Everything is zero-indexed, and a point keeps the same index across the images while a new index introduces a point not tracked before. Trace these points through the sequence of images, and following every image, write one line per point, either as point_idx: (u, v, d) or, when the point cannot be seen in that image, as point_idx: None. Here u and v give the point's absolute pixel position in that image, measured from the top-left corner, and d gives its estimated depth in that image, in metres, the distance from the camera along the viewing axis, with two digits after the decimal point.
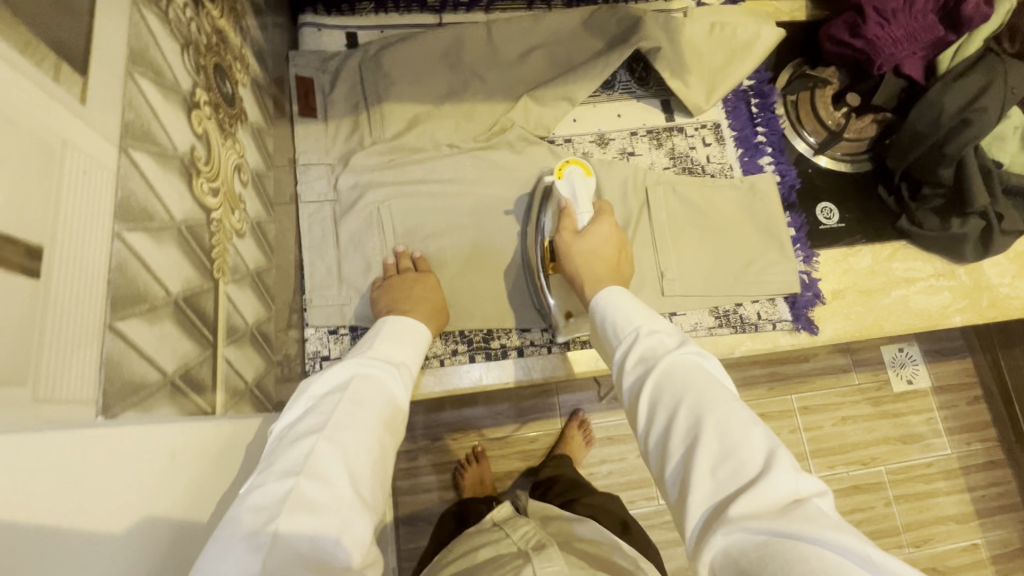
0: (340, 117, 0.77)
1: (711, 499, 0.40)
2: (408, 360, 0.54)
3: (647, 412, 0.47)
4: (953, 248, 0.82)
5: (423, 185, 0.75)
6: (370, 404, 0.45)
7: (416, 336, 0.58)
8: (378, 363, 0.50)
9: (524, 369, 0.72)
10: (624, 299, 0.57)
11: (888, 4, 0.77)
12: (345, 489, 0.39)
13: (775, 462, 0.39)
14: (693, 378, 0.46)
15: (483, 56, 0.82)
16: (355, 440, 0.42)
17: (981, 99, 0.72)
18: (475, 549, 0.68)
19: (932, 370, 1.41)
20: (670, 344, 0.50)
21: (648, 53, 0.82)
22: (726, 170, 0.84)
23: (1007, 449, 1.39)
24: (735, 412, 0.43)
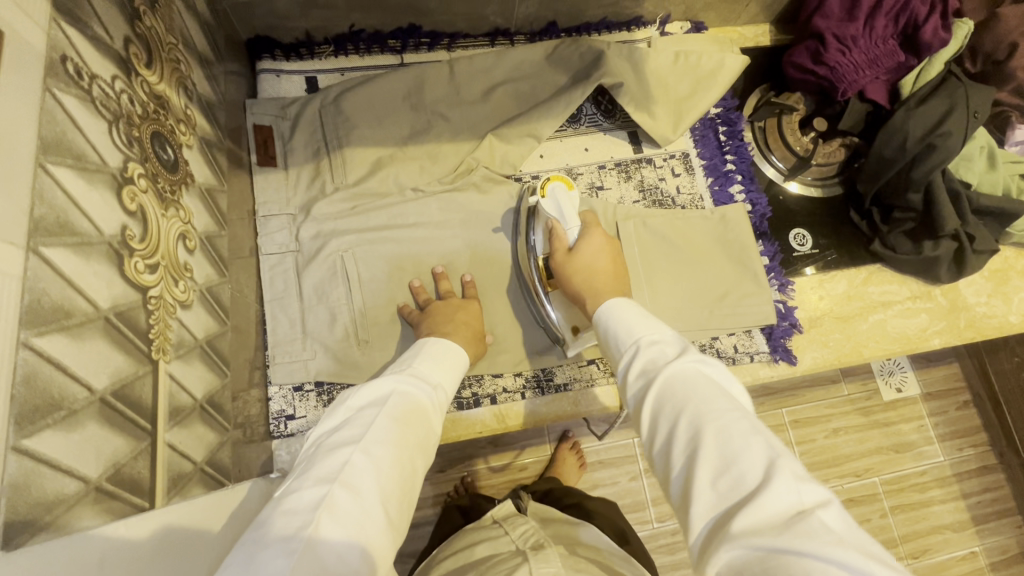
0: (300, 164, 0.75)
1: (713, 512, 0.36)
2: (444, 383, 0.54)
3: (648, 420, 0.44)
4: (927, 270, 0.81)
5: (387, 231, 0.74)
6: (401, 422, 0.45)
7: (453, 356, 0.57)
8: (418, 381, 0.50)
9: (498, 416, 0.70)
10: (628, 312, 0.54)
11: (848, 31, 0.77)
12: (373, 504, 0.39)
13: (776, 471, 0.35)
14: (693, 385, 0.43)
15: (446, 95, 0.81)
16: (389, 457, 0.42)
17: (945, 124, 0.72)
18: (473, 546, 0.67)
19: (920, 378, 1.41)
20: (671, 354, 0.47)
21: (612, 87, 0.82)
22: (697, 201, 0.83)
23: (999, 453, 1.38)
24: (734, 418, 0.39)
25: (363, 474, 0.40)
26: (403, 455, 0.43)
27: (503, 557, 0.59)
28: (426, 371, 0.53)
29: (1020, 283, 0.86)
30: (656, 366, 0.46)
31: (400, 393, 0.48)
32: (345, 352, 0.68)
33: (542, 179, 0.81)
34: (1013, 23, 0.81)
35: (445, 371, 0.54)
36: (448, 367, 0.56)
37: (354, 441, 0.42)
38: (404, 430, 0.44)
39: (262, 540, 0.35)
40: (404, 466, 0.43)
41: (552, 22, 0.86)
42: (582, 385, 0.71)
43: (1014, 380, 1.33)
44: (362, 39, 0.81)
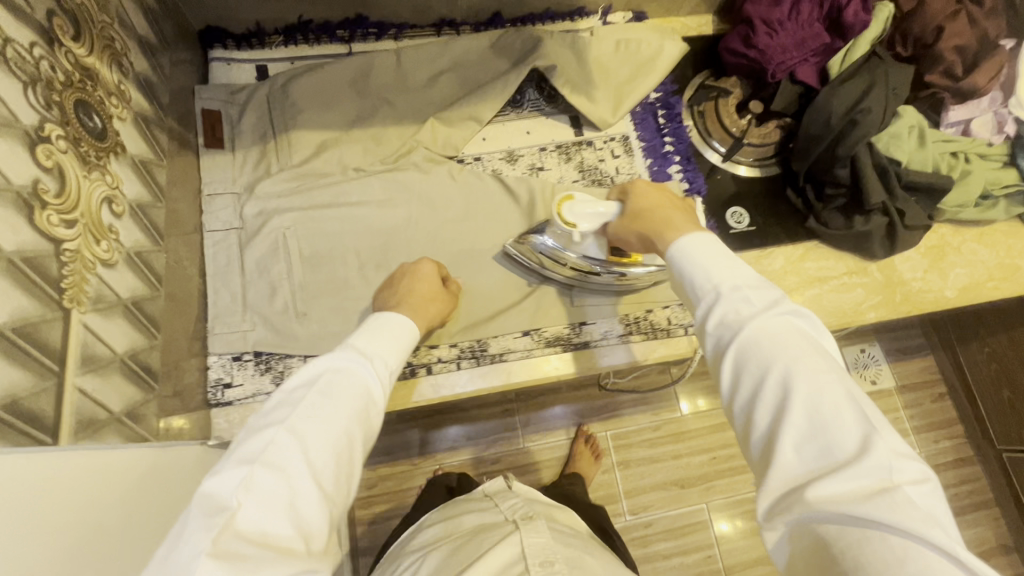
0: (247, 146, 0.78)
1: (794, 474, 0.38)
2: (390, 352, 0.55)
3: (729, 374, 0.45)
4: (860, 245, 0.83)
5: (328, 209, 0.76)
6: (337, 404, 0.47)
7: (399, 330, 0.57)
8: (356, 355, 0.52)
9: (432, 386, 0.71)
10: (705, 249, 0.51)
11: (774, 15, 0.81)
12: (297, 483, 0.41)
13: (873, 447, 0.37)
14: (782, 342, 0.43)
15: (393, 82, 0.85)
16: (314, 433, 0.44)
17: (864, 101, 0.75)
18: (455, 514, 0.70)
19: (895, 369, 1.50)
20: (756, 305, 0.46)
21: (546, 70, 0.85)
22: (636, 181, 0.85)
23: (975, 445, 1.45)
24: (831, 386, 0.40)
25: (285, 455, 0.42)
26: (333, 428, 0.45)
27: (491, 522, 0.63)
28: (366, 344, 0.54)
29: (956, 260, 0.88)
30: (740, 321, 0.45)
31: (339, 373, 0.50)
32: (283, 324, 0.71)
33: (483, 161, 0.83)
34: (937, 7, 0.86)
35: (389, 346, 0.55)
36: (396, 339, 0.56)
37: (280, 424, 0.44)
38: (337, 411, 0.47)
39: (186, 522, 0.38)
40: (337, 441, 0.45)
41: (496, 12, 0.89)
42: (518, 356, 0.73)
43: (986, 371, 1.39)
44: (311, 30, 0.85)
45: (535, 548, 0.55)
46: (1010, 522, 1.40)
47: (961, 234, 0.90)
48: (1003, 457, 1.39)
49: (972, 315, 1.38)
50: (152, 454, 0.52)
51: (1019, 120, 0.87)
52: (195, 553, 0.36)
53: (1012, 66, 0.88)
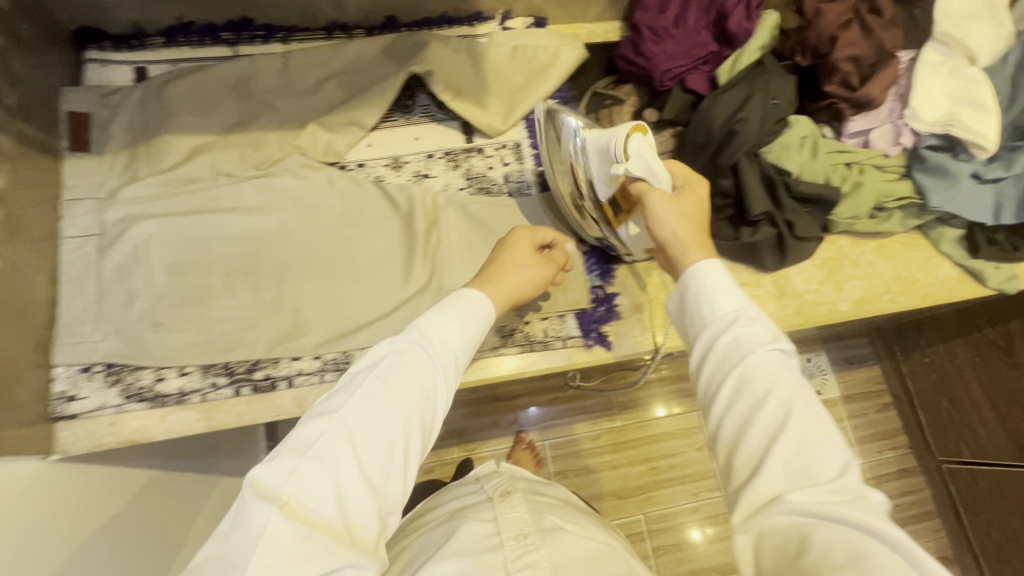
0: (116, 150, 0.76)
1: (779, 488, 0.42)
2: (460, 336, 0.49)
3: (726, 398, 0.47)
4: (750, 257, 0.82)
5: (196, 215, 0.74)
6: (403, 394, 0.44)
7: (474, 310, 0.51)
8: (425, 342, 0.47)
9: (293, 398, 0.70)
10: (719, 273, 0.51)
11: (659, 23, 0.80)
12: (348, 474, 0.40)
13: (849, 471, 0.42)
14: (781, 372, 0.46)
15: (278, 86, 0.83)
16: (367, 429, 0.42)
17: (742, 110, 0.75)
18: (445, 500, 0.81)
19: (839, 379, 1.51)
20: (764, 335, 0.48)
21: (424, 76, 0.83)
22: (524, 188, 0.83)
23: (918, 455, 1.44)
24: (820, 415, 0.45)
25: (338, 443, 0.40)
26: (394, 425, 0.43)
27: (475, 502, 0.75)
28: (437, 324, 0.49)
29: (853, 272, 0.87)
30: (748, 347, 0.47)
31: (406, 356, 0.46)
32: (136, 334, 0.68)
33: (366, 168, 0.82)
34: (830, 17, 0.85)
35: (462, 325, 0.50)
36: (475, 321, 0.51)
37: (336, 410, 0.42)
38: (402, 401, 0.44)
39: (243, 501, 0.38)
40: (394, 437, 0.42)
41: (390, 16, 0.88)
42: None
43: (925, 381, 1.39)
44: (193, 32, 0.83)
45: (511, 524, 0.66)
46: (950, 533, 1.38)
47: (859, 246, 0.89)
48: (942, 467, 1.38)
49: (912, 324, 1.39)
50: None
51: (915, 132, 0.85)
52: (255, 534, 0.36)
53: (908, 77, 0.87)
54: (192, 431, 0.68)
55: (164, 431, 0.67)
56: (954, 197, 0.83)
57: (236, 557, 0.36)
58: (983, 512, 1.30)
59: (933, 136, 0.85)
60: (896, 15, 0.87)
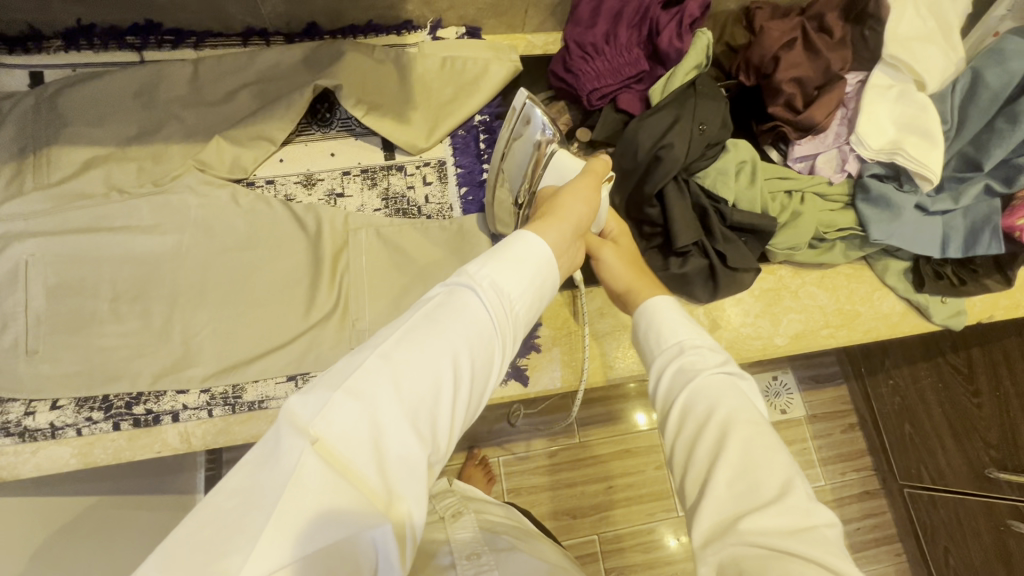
0: (0, 161, 0.70)
1: (727, 510, 0.42)
2: (521, 282, 0.42)
3: (674, 421, 0.49)
4: (682, 290, 0.78)
5: (83, 233, 0.69)
6: (453, 334, 0.38)
7: (538, 257, 0.44)
8: (484, 284, 0.41)
9: (178, 434, 0.66)
10: (665, 310, 0.56)
11: (587, 39, 0.75)
12: (391, 415, 0.34)
13: (793, 491, 0.41)
14: (725, 392, 0.48)
15: (184, 95, 0.78)
16: (415, 372, 0.36)
17: (668, 135, 0.71)
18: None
19: (805, 399, 1.43)
20: (711, 361, 0.51)
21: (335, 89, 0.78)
22: (445, 211, 0.79)
23: (881, 478, 1.39)
24: (762, 433, 0.45)
25: (378, 381, 0.35)
26: (442, 372, 0.37)
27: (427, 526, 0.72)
28: (500, 265, 0.42)
29: (792, 304, 0.83)
30: (692, 371, 0.50)
31: (459, 294, 0.40)
32: (7, 363, 0.64)
33: (276, 185, 0.77)
34: (772, 36, 0.81)
35: (523, 267, 0.43)
36: (539, 267, 0.44)
37: (383, 343, 0.37)
38: (451, 342, 0.38)
39: (276, 431, 0.33)
40: (441, 387, 0.36)
41: (311, 23, 0.83)
42: (280, 403, 0.68)
43: (890, 404, 1.34)
44: (96, 35, 0.78)
45: (463, 543, 0.64)
46: (911, 558, 1.34)
47: (800, 276, 0.85)
48: (903, 491, 1.33)
49: (878, 345, 1.35)
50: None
51: (860, 158, 0.81)
52: (280, 470, 0.31)
53: (855, 101, 0.83)
54: (66, 467, 0.64)
55: (35, 467, 0.64)
56: (897, 230, 0.79)
57: (260, 495, 0.30)
58: (941, 539, 1.25)
59: (877, 164, 0.81)
60: (846, 36, 0.83)
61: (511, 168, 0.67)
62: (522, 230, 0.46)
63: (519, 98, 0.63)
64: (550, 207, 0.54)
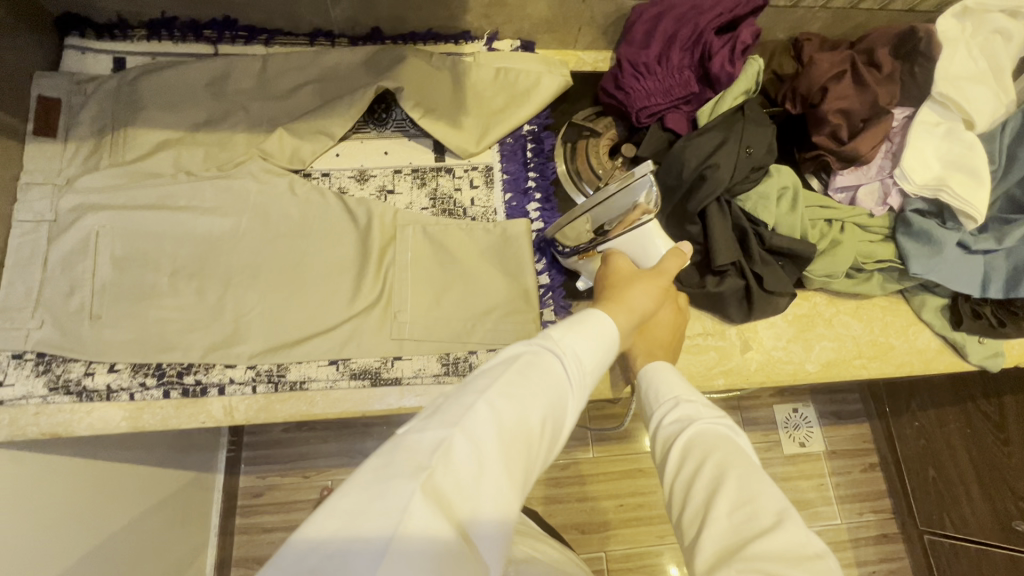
0: (81, 138, 0.76)
1: (728, 539, 0.43)
2: (595, 353, 0.45)
3: (673, 462, 0.51)
4: (716, 308, 0.79)
5: (151, 210, 0.73)
6: (545, 393, 0.40)
7: (608, 334, 0.47)
8: (568, 351, 0.43)
9: (223, 407, 0.69)
10: (663, 369, 0.60)
11: (640, 58, 0.77)
12: (494, 469, 0.35)
13: (788, 517, 0.42)
14: (721, 439, 0.50)
15: (252, 88, 0.82)
16: (511, 424, 0.37)
17: (714, 156, 0.72)
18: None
19: (825, 434, 1.41)
20: (706, 411, 0.54)
21: (395, 91, 0.82)
22: (489, 214, 0.82)
23: (901, 522, 1.36)
24: (755, 471, 0.47)
25: (485, 428, 0.36)
26: (531, 428, 0.38)
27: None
28: (583, 336, 0.45)
29: (825, 332, 0.83)
30: (686, 419, 0.53)
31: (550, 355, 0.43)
32: (73, 326, 0.68)
33: (330, 178, 0.81)
34: (823, 67, 0.83)
35: (598, 343, 0.46)
36: (608, 344, 0.47)
37: (489, 391, 0.38)
38: (544, 402, 0.39)
39: (385, 470, 0.32)
40: (528, 448, 0.38)
41: (375, 28, 0.87)
42: (320, 385, 0.70)
43: (914, 447, 1.31)
44: (176, 27, 0.83)
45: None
46: None
47: (835, 305, 0.85)
48: (924, 538, 1.30)
49: (904, 386, 1.32)
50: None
51: (904, 193, 0.81)
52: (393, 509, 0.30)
53: (902, 136, 0.83)
54: (116, 429, 0.67)
55: (88, 427, 0.67)
56: (939, 266, 0.79)
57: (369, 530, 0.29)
58: None
59: (921, 200, 0.81)
60: (896, 71, 0.84)
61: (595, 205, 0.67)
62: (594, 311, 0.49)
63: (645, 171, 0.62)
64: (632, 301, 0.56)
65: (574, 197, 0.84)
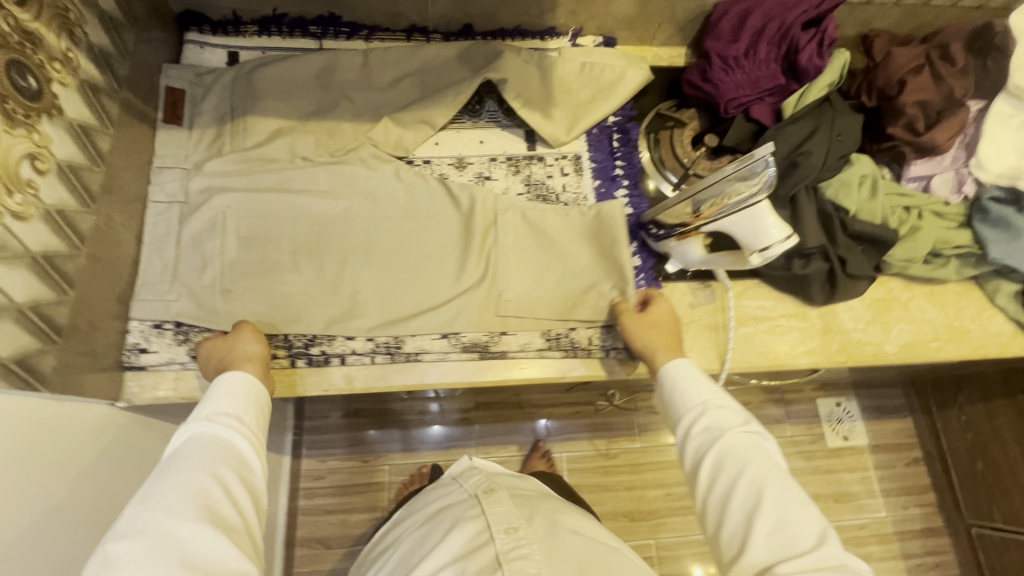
0: (204, 126, 0.81)
1: (764, 557, 0.50)
2: (236, 409, 0.58)
3: (705, 476, 0.57)
4: (799, 290, 0.83)
5: (271, 193, 0.78)
6: (200, 462, 0.51)
7: (242, 383, 0.60)
8: (218, 420, 0.56)
9: (345, 376, 0.74)
10: (687, 370, 0.65)
11: (730, 52, 0.82)
12: (182, 533, 0.46)
13: (826, 538, 0.49)
14: (750, 452, 0.57)
15: (355, 81, 0.87)
16: (169, 498, 0.48)
17: (806, 144, 0.76)
18: (424, 504, 0.77)
19: (868, 429, 1.43)
20: (734, 421, 0.60)
21: (499, 83, 0.86)
22: (580, 200, 0.86)
23: (945, 516, 1.38)
24: (783, 488, 0.54)
25: (137, 519, 0.46)
26: (198, 483, 0.49)
27: (455, 500, 0.72)
28: (217, 404, 0.58)
29: (901, 315, 0.86)
30: (718, 431, 0.59)
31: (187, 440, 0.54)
32: (207, 298, 0.73)
33: (432, 165, 0.86)
34: (901, 60, 0.87)
35: (235, 400, 0.58)
36: (246, 392, 0.60)
37: (145, 496, 0.48)
38: (207, 465, 0.51)
39: None
40: (213, 500, 0.49)
41: (467, 24, 0.92)
42: (433, 356, 0.75)
43: (962, 440, 1.32)
44: (284, 23, 0.88)
45: (498, 517, 0.64)
46: None
47: (910, 290, 0.88)
48: (971, 531, 1.31)
49: (952, 379, 1.32)
50: (43, 405, 0.56)
51: (978, 181, 0.85)
52: None
53: (976, 127, 0.86)
54: None
55: None
56: (1015, 252, 0.83)
57: None
58: None
59: (997, 188, 0.85)
60: (968, 65, 0.87)
61: (701, 189, 0.66)
62: (229, 371, 0.62)
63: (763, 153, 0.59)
64: (209, 358, 0.67)
65: (657, 183, 0.87)
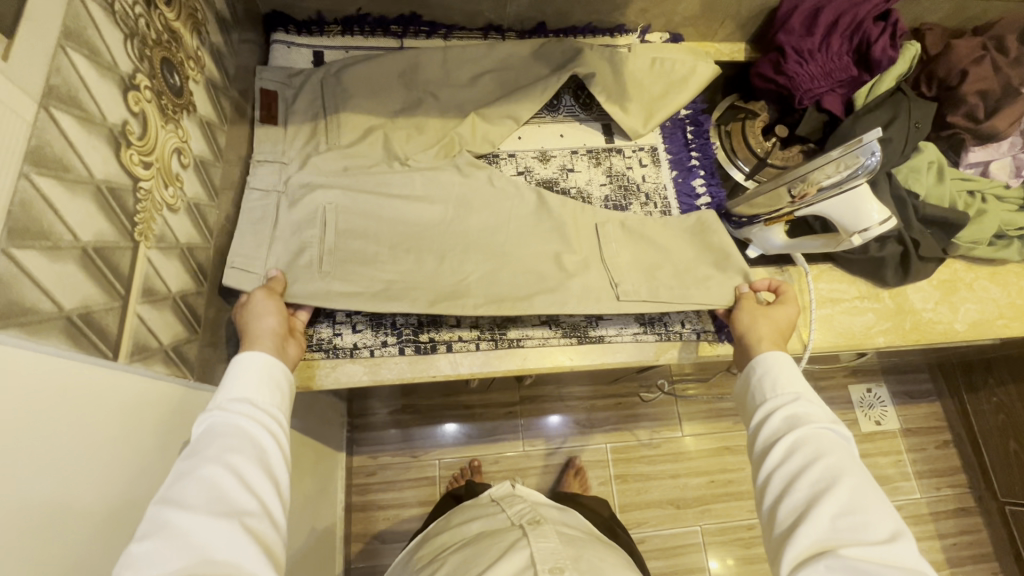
0: (299, 123, 0.83)
1: (824, 535, 0.50)
2: (250, 394, 0.54)
3: (778, 454, 0.57)
4: (874, 272, 0.86)
5: (366, 187, 0.80)
6: (210, 456, 0.47)
7: (257, 361, 0.57)
8: (231, 407, 0.52)
9: (451, 363, 0.76)
10: (785, 362, 0.64)
11: (806, 46, 0.85)
12: (196, 528, 0.43)
13: (897, 538, 0.48)
14: (833, 445, 0.56)
15: (438, 78, 0.88)
16: (185, 493, 0.45)
17: (887, 131, 0.82)
18: (464, 522, 0.80)
19: (899, 413, 1.47)
20: (821, 416, 0.59)
21: (585, 78, 0.89)
22: (660, 189, 0.89)
23: (977, 496, 1.42)
24: (862, 484, 0.53)
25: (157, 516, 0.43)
26: (215, 474, 0.46)
27: (503, 528, 0.72)
28: (230, 389, 0.54)
29: (967, 295, 0.90)
30: (801, 420, 0.58)
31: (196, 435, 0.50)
32: None
33: (517, 158, 0.89)
34: (963, 52, 0.90)
35: (248, 383, 0.55)
36: (260, 372, 0.56)
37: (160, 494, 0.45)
38: (217, 458, 0.47)
39: None
40: (232, 488, 0.46)
41: (541, 22, 0.95)
42: (535, 342, 0.78)
43: (992, 420, 1.36)
44: (367, 23, 0.90)
45: (545, 554, 0.63)
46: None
47: (973, 271, 0.92)
48: (1004, 509, 1.35)
49: (981, 361, 1.34)
50: (181, 390, 0.57)
51: None
52: None
53: None
54: (359, 381, 0.74)
55: (334, 380, 0.74)
56: None
57: None
58: None
59: None
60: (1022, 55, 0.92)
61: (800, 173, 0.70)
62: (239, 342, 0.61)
63: (872, 140, 0.62)
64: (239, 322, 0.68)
65: (729, 171, 0.91)
